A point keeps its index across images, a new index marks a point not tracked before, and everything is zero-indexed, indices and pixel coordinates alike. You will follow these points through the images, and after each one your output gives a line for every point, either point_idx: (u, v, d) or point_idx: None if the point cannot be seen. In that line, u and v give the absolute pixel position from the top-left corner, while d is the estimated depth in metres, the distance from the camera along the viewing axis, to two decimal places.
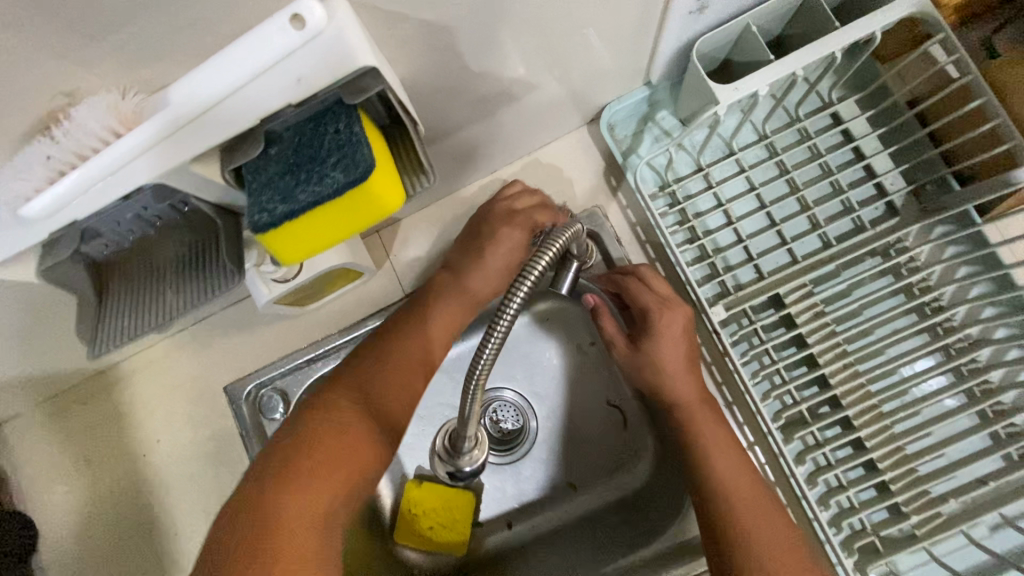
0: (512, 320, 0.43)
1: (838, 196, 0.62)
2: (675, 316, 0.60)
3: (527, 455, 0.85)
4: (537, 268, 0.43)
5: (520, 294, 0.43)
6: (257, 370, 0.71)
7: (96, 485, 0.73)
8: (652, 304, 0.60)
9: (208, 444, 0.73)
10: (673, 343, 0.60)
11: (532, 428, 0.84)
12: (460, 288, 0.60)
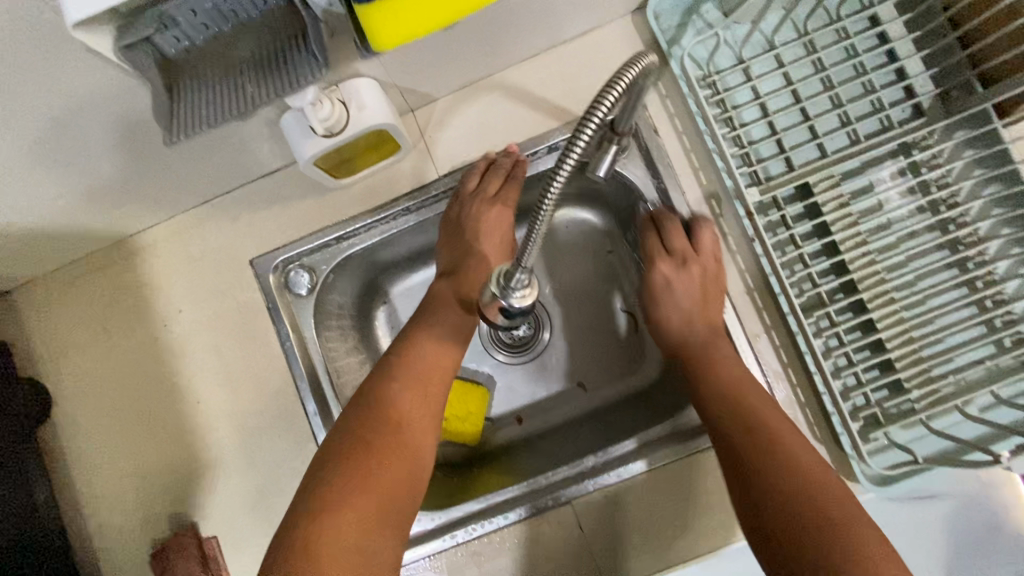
0: (567, 181, 0.40)
1: (870, 95, 0.65)
2: (694, 265, 0.64)
3: (537, 359, 0.88)
4: (604, 108, 0.39)
5: (576, 151, 0.40)
6: (285, 245, 0.71)
7: (110, 353, 0.72)
8: (663, 258, 0.66)
9: (225, 318, 0.71)
10: (687, 286, 0.64)
11: (543, 339, 0.88)
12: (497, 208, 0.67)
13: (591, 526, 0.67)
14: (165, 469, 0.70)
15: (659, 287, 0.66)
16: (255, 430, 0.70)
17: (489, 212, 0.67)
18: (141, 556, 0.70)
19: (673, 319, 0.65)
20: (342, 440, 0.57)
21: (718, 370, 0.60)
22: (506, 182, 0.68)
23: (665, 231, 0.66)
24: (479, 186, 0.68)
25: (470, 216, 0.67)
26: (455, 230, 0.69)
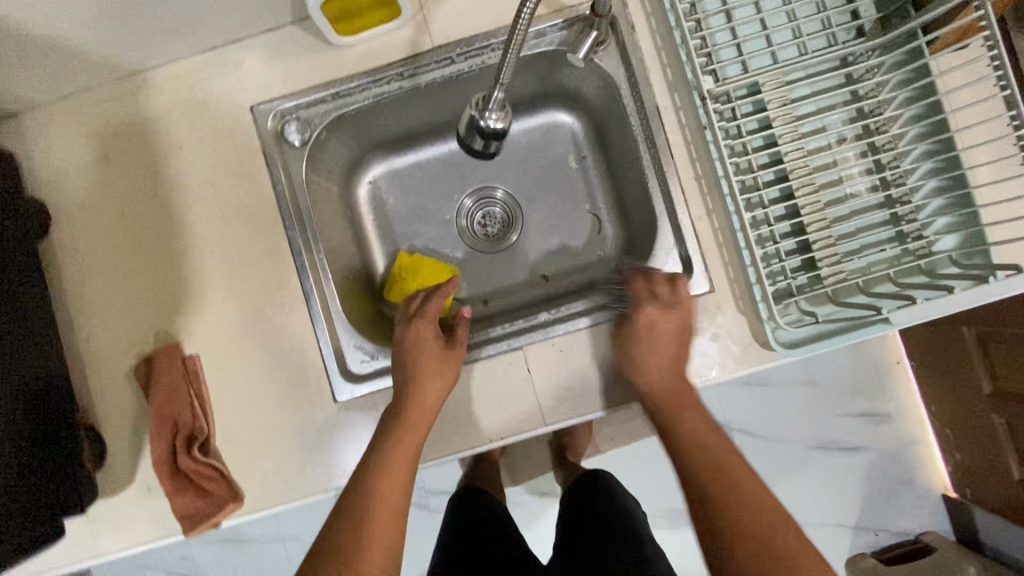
0: (531, 17, 0.50)
1: (819, 13, 0.74)
2: (677, 314, 0.71)
3: (503, 254, 0.97)
4: None
5: None
6: (284, 96, 0.77)
7: (111, 181, 0.77)
8: (648, 301, 0.72)
9: (222, 159, 0.77)
10: (669, 333, 0.71)
11: (511, 241, 0.97)
12: (417, 346, 0.75)
13: (537, 370, 0.76)
14: (155, 291, 0.76)
15: (644, 327, 0.71)
16: (242, 264, 0.77)
17: (417, 338, 0.76)
18: (124, 368, 0.76)
19: (654, 357, 0.70)
20: (333, 513, 0.65)
21: (689, 416, 0.68)
22: (423, 329, 0.77)
23: (650, 279, 0.73)
24: (413, 312, 0.79)
25: (413, 379, 0.72)
26: (398, 356, 0.76)
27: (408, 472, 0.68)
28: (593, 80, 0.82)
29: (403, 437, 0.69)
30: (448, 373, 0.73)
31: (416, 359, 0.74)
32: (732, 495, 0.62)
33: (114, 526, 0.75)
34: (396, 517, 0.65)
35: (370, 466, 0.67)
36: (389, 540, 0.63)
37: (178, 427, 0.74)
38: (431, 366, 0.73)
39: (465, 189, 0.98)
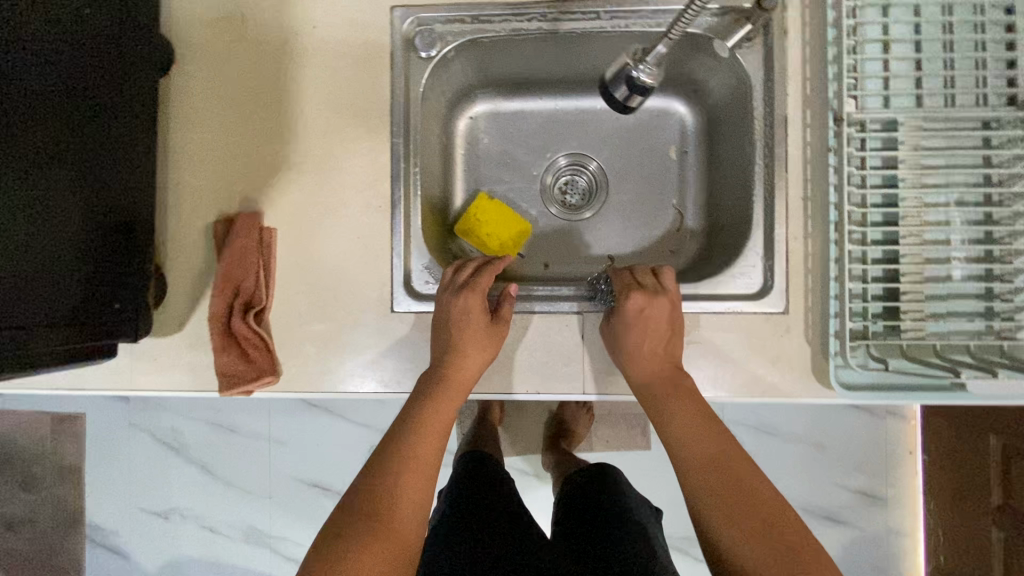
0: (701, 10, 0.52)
1: (977, 69, 0.72)
2: (664, 304, 0.73)
3: (572, 225, 0.97)
4: None
5: None
6: (426, 5, 0.77)
7: (239, 40, 0.78)
8: (635, 287, 0.74)
9: (349, 48, 0.78)
10: (661, 318, 0.72)
11: (583, 216, 0.97)
12: (464, 313, 0.74)
13: (591, 338, 0.76)
14: (251, 158, 0.78)
15: (631, 314, 0.72)
16: (340, 154, 0.78)
17: (465, 304, 0.74)
18: (203, 220, 0.78)
19: (637, 349, 0.71)
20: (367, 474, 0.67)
21: (681, 413, 0.68)
22: (471, 295, 0.75)
23: (637, 271, 0.77)
24: (460, 280, 0.77)
25: (454, 354, 0.72)
26: (440, 320, 0.75)
27: (440, 439, 0.70)
28: (725, 75, 0.81)
29: (441, 405, 0.71)
30: (489, 351, 0.73)
31: (461, 326, 0.73)
32: (719, 477, 0.64)
33: (155, 364, 0.78)
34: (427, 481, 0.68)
35: (408, 434, 0.69)
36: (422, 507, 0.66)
37: (239, 291, 0.76)
38: (477, 337, 0.73)
39: (560, 150, 0.98)
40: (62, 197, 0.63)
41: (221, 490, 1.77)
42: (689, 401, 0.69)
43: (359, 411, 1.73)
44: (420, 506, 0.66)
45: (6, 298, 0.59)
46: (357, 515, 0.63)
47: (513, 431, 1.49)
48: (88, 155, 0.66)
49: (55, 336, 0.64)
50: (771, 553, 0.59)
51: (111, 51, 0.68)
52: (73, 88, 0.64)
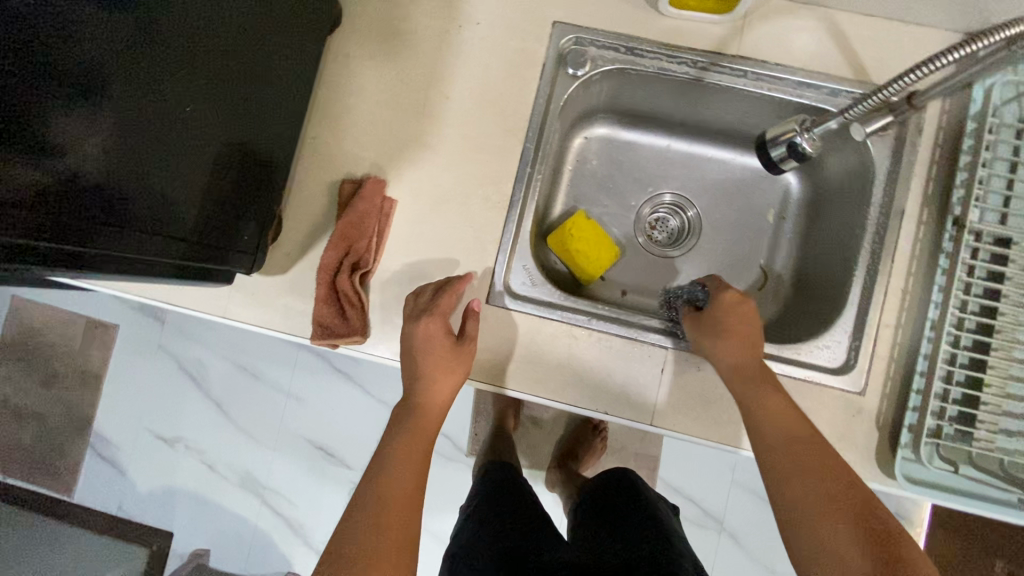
0: (889, 94, 0.65)
1: None
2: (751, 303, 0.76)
3: (653, 260, 1.01)
4: (937, 63, 0.59)
5: (903, 82, 0.63)
6: (587, 28, 0.82)
7: (407, 20, 0.83)
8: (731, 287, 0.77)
9: (507, 51, 0.82)
10: (748, 318, 0.75)
11: (665, 255, 1.00)
12: (424, 347, 0.74)
13: (669, 373, 0.79)
14: (389, 130, 0.82)
15: (725, 306, 0.75)
16: (474, 146, 0.82)
17: (427, 331, 0.74)
18: (332, 176, 0.82)
19: (724, 348, 0.73)
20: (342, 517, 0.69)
21: (780, 411, 0.69)
22: (428, 324, 0.74)
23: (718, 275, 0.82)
24: (420, 308, 0.76)
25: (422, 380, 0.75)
26: (407, 348, 0.76)
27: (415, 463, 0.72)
28: (848, 157, 0.85)
29: (408, 439, 0.73)
30: (457, 371, 0.75)
31: (426, 358, 0.74)
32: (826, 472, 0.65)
33: (253, 299, 0.81)
34: (409, 508, 0.69)
35: (376, 473, 0.71)
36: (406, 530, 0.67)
37: (351, 251, 0.79)
38: (443, 370, 0.75)
39: (663, 188, 1.01)
40: (208, 118, 0.63)
41: (231, 431, 1.79)
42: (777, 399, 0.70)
43: (380, 387, 1.76)
44: (405, 530, 0.67)
45: (139, 203, 0.58)
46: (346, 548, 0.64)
47: (529, 442, 1.51)
48: (243, 86, 0.67)
49: (170, 251, 0.64)
50: (870, 548, 0.59)
51: None
52: (249, 25, 0.66)
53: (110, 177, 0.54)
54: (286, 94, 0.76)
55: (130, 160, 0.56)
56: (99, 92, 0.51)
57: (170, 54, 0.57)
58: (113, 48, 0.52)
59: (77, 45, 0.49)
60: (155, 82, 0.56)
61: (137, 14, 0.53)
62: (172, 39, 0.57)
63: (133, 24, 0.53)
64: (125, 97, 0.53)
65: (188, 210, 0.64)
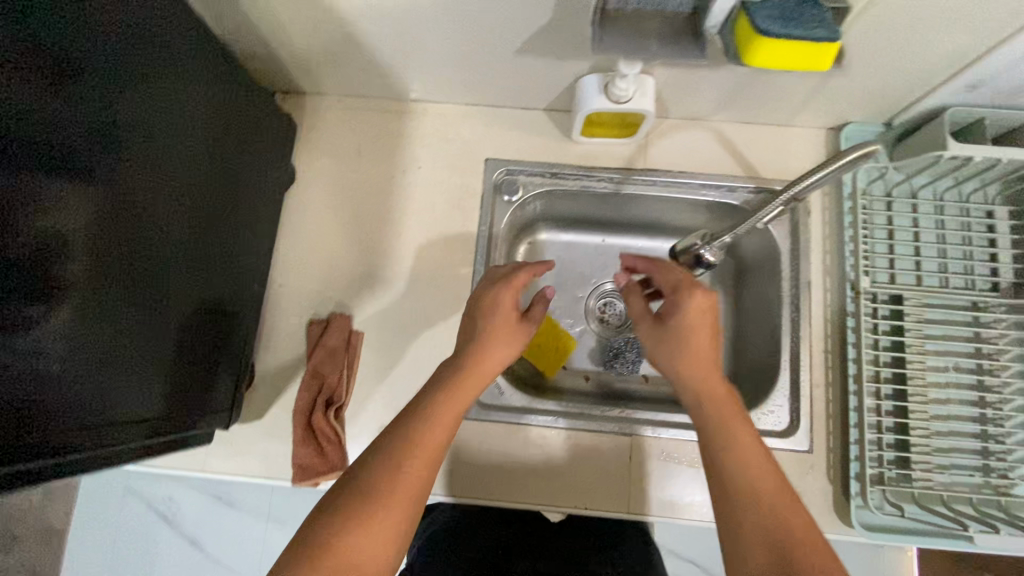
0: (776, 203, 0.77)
1: (966, 260, 0.88)
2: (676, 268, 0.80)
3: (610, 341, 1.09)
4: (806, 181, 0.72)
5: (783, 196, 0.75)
6: (514, 160, 0.93)
7: (356, 170, 0.93)
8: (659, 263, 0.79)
9: (448, 187, 0.93)
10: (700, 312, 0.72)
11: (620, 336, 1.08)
12: (494, 310, 0.76)
13: (636, 460, 0.86)
14: (351, 269, 0.90)
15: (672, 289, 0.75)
16: (429, 273, 0.90)
17: (502, 296, 0.77)
18: (300, 319, 0.88)
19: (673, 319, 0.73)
20: (362, 463, 0.62)
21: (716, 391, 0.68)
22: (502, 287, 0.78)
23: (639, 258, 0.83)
24: (494, 277, 0.80)
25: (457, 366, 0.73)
26: (472, 305, 0.78)
27: (427, 472, 0.63)
28: (756, 239, 0.97)
29: (450, 399, 0.68)
30: (515, 342, 0.76)
31: (495, 315, 0.76)
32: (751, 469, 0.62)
33: (232, 449, 0.83)
34: (427, 477, 0.63)
35: (406, 429, 0.65)
36: (412, 506, 0.61)
37: (324, 387, 0.84)
38: (501, 344, 0.75)
39: (605, 277, 1.11)
40: (163, 283, 0.66)
41: (210, 568, 1.70)
42: (695, 381, 0.69)
43: None
44: (412, 499, 0.61)
45: (98, 383, 0.58)
46: (326, 527, 0.57)
47: None
48: (194, 247, 0.70)
49: (135, 427, 0.64)
50: (783, 521, 0.58)
51: (226, 159, 0.75)
52: (190, 184, 0.68)
53: (71, 357, 0.54)
54: (233, 243, 0.80)
55: (93, 337, 0.56)
56: (62, 271, 0.51)
57: (127, 223, 0.59)
58: (67, 222, 0.51)
59: (45, 219, 0.49)
60: (113, 257, 0.57)
61: (100, 189, 0.55)
62: (130, 215, 0.59)
63: (89, 197, 0.53)
64: (86, 275, 0.54)
65: (149, 376, 0.65)
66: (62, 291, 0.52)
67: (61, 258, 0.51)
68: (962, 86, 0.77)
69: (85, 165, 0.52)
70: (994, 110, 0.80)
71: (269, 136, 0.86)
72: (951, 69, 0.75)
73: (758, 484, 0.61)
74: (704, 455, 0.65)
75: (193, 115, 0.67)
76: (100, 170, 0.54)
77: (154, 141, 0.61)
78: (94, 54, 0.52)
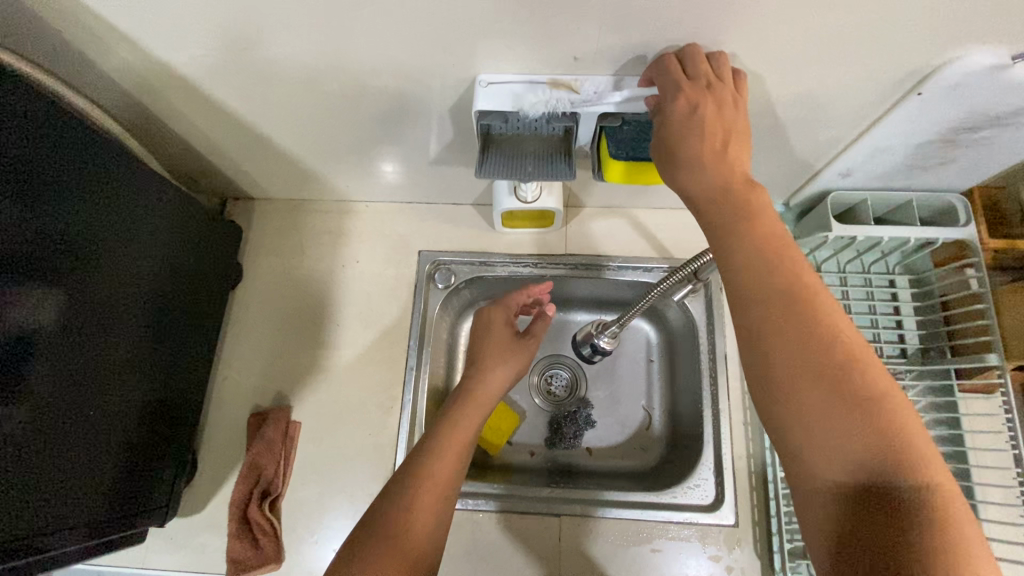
0: (656, 293, 0.83)
1: (873, 328, 0.92)
2: (720, 98, 0.57)
3: (551, 416, 1.10)
4: (672, 276, 0.80)
5: (658, 288, 0.83)
6: (446, 251, 1.01)
7: (300, 267, 1.01)
8: (687, 82, 0.58)
9: (385, 278, 1.00)
10: (719, 114, 0.57)
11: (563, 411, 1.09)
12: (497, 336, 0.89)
13: (567, 539, 0.87)
14: (293, 360, 0.95)
15: (689, 116, 0.56)
16: (366, 359, 0.95)
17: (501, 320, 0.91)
18: (243, 411, 0.93)
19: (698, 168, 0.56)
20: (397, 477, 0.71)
21: (764, 239, 0.53)
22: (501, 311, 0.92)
23: (671, 65, 0.60)
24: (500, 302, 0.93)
25: (449, 418, 0.78)
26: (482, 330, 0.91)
27: (433, 518, 0.68)
28: (678, 313, 1.03)
29: (466, 417, 0.78)
30: (517, 360, 0.88)
31: (495, 337, 0.89)
32: (822, 330, 0.49)
33: (172, 543, 0.86)
34: (452, 484, 0.72)
35: (435, 446, 0.73)
36: (443, 510, 0.69)
37: (260, 478, 0.87)
38: (505, 365, 0.86)
39: (544, 352, 1.14)
40: (119, 376, 0.73)
41: None
42: (808, 309, 0.50)
43: None
44: (443, 504, 0.70)
45: (51, 475, 0.63)
46: (379, 524, 0.65)
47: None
48: (149, 343, 0.78)
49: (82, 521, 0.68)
50: (874, 426, 0.47)
51: (182, 263, 0.84)
52: (149, 283, 0.77)
53: (26, 448, 0.60)
54: (187, 338, 0.87)
55: (47, 430, 0.63)
56: (20, 371, 0.59)
57: (85, 324, 0.67)
58: (29, 326, 0.59)
59: (10, 325, 0.57)
60: (70, 355, 0.65)
61: (62, 297, 0.63)
62: (88, 319, 0.67)
63: (50, 303, 0.62)
64: (41, 374, 0.61)
65: (102, 467, 0.71)
66: (27, 382, 0.60)
67: (32, 354, 0.60)
68: (836, 174, 0.85)
69: (46, 275, 0.61)
70: (872, 192, 0.87)
71: (223, 239, 0.95)
72: (819, 163, 0.84)
73: (898, 421, 0.47)
74: (829, 373, 0.48)
75: (153, 228, 0.77)
76: (60, 280, 0.63)
77: (116, 252, 0.71)
78: (70, 187, 0.64)
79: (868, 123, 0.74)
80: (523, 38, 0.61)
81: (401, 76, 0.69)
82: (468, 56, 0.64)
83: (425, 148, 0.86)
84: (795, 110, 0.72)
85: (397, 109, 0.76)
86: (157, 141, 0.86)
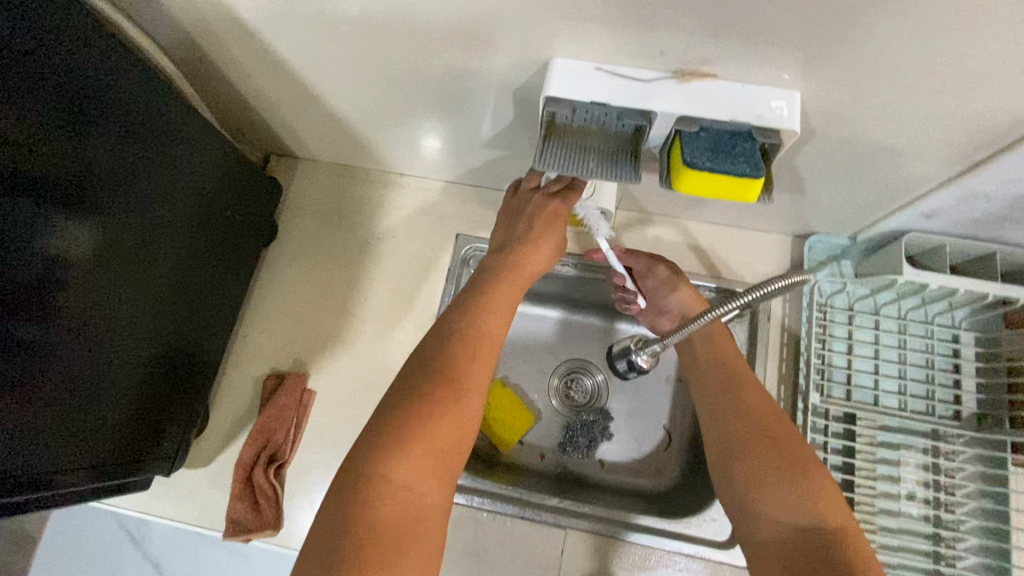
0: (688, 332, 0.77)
1: (928, 384, 0.86)
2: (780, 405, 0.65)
3: (568, 422, 1.06)
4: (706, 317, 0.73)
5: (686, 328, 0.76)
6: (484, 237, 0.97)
7: (337, 232, 0.98)
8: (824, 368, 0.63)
9: (420, 258, 0.96)
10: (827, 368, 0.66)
11: (580, 418, 1.05)
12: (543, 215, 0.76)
13: (569, 554, 0.84)
14: (317, 327, 0.93)
15: None
16: (389, 335, 0.93)
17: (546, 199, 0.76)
18: (258, 373, 0.92)
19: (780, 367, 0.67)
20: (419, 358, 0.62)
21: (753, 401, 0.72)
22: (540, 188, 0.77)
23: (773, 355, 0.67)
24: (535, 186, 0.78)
25: (485, 293, 0.69)
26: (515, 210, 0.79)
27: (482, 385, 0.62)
28: None
29: (505, 284, 0.71)
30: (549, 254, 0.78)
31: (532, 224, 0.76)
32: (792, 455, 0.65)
33: (175, 493, 0.86)
34: (483, 376, 0.62)
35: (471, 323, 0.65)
36: (477, 393, 0.61)
37: (268, 444, 0.86)
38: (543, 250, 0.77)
39: (569, 355, 1.10)
40: (150, 311, 0.72)
41: None
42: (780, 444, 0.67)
43: None
44: (475, 391, 0.61)
45: (72, 398, 0.63)
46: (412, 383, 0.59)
47: None
48: (181, 285, 0.77)
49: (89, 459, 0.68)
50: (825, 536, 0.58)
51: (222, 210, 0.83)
52: (188, 226, 0.76)
53: (50, 367, 0.59)
54: (218, 285, 0.86)
55: (71, 357, 0.62)
56: (48, 293, 0.58)
57: (119, 256, 0.66)
58: (64, 249, 0.58)
59: (47, 244, 0.56)
60: (102, 287, 0.64)
61: (100, 227, 0.62)
62: (125, 253, 0.66)
63: (87, 230, 0.60)
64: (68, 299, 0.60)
65: (118, 404, 0.70)
66: (56, 306, 0.59)
67: (65, 278, 0.59)
68: (917, 215, 0.79)
69: (87, 203, 0.60)
70: (953, 239, 0.81)
71: (262, 192, 0.93)
72: (896, 203, 0.78)
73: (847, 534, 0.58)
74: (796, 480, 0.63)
75: (198, 169, 0.75)
76: (101, 210, 0.62)
77: (160, 189, 0.69)
78: (104, 113, 0.60)
79: (965, 168, 0.67)
80: (608, 27, 0.56)
81: (469, 51, 0.64)
82: (546, 38, 0.60)
83: (481, 130, 0.82)
84: (889, 142, 0.66)
85: (459, 87, 0.72)
86: (208, 87, 0.84)
